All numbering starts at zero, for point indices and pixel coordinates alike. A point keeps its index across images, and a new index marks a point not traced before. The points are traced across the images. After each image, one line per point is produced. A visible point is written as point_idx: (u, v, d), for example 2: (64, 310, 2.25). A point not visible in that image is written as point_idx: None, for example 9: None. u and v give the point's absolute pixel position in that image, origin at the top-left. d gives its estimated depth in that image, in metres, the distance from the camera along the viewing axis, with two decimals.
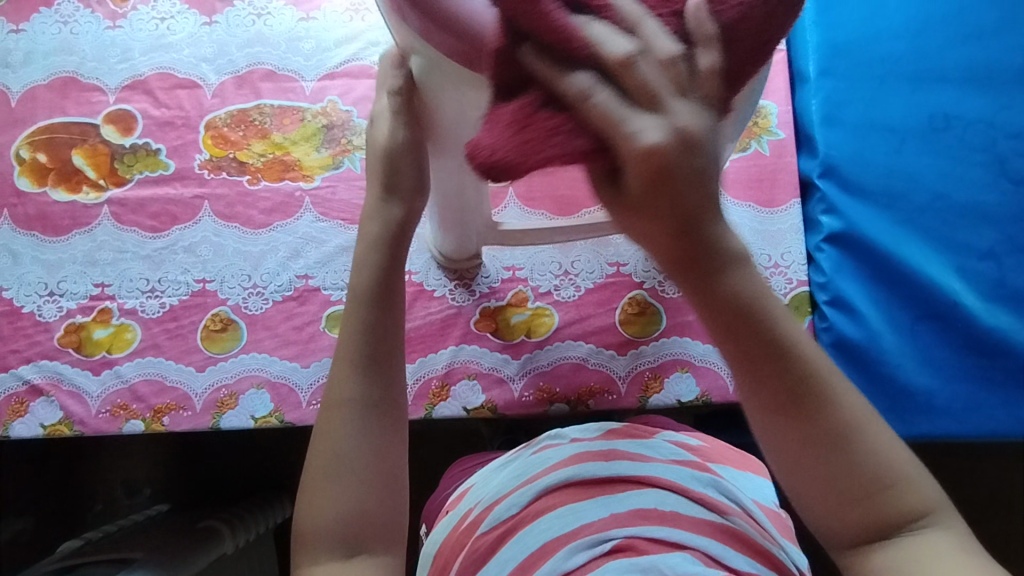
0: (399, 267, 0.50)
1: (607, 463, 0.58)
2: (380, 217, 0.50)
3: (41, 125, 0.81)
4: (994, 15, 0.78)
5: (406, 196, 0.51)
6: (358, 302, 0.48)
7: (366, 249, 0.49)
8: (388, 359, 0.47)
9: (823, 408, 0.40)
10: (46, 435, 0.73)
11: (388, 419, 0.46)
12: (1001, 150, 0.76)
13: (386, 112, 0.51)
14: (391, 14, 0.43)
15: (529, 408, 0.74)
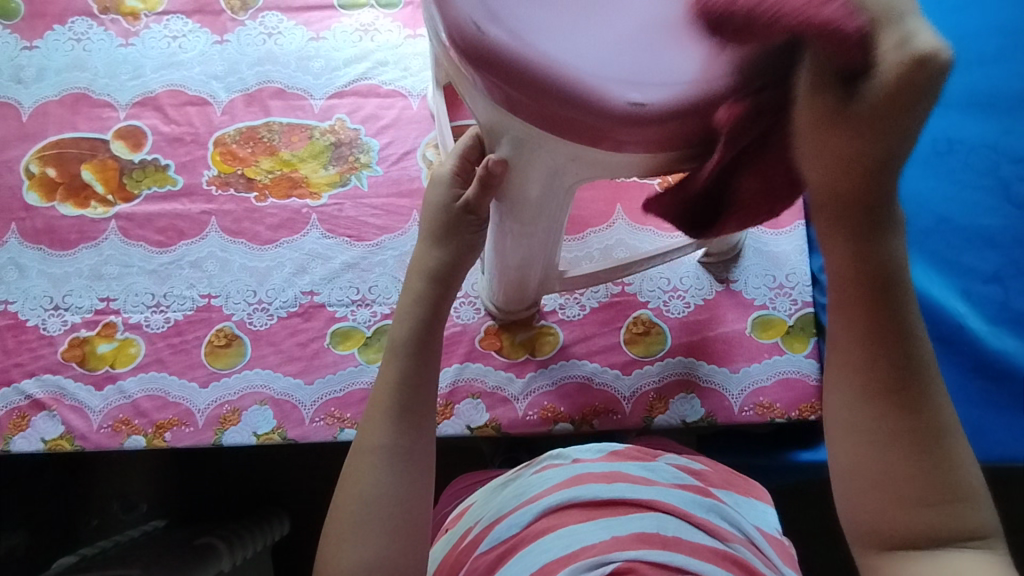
0: (440, 321, 0.54)
1: (608, 485, 0.57)
2: (431, 264, 0.54)
3: (52, 140, 0.81)
4: (994, 43, 0.79)
5: (461, 247, 0.54)
6: (397, 355, 0.52)
7: (412, 300, 0.54)
8: (421, 410, 0.51)
9: (925, 418, 0.40)
10: (46, 450, 0.72)
11: (416, 467, 0.49)
12: (1005, 174, 0.76)
13: (447, 176, 0.53)
14: (474, 95, 0.42)
15: (533, 427, 0.74)
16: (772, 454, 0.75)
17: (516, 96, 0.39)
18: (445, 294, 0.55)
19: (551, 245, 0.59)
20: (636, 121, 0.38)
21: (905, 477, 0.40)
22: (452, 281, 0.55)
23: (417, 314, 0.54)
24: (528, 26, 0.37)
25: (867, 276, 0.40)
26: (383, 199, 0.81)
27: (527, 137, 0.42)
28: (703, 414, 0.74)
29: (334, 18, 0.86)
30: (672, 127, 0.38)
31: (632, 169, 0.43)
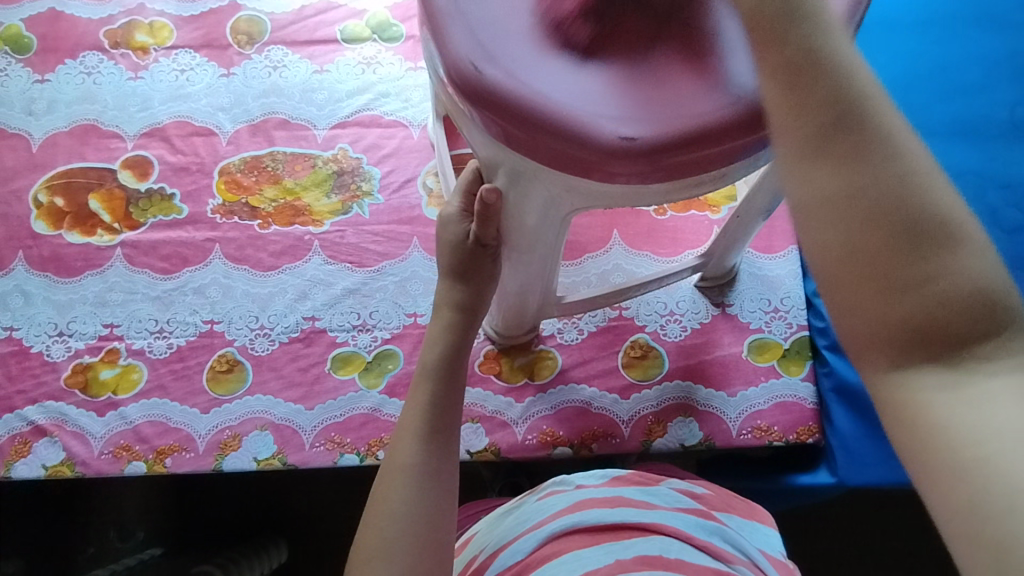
0: (466, 349, 0.56)
1: (612, 509, 0.58)
2: (450, 301, 0.56)
3: (61, 170, 0.83)
4: (977, 74, 0.83)
5: (473, 282, 0.56)
6: (428, 378, 0.53)
7: (441, 328, 0.56)
8: (448, 432, 0.52)
9: (945, 242, 0.30)
10: (47, 476, 0.73)
11: (443, 488, 0.50)
12: (993, 200, 0.78)
13: (455, 212, 0.55)
14: (472, 131, 0.44)
15: (532, 451, 0.74)
16: (771, 478, 0.76)
17: (515, 133, 0.41)
18: (468, 325, 0.56)
19: (553, 271, 0.60)
20: (626, 154, 0.40)
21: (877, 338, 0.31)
22: (477, 315, 0.56)
23: (446, 340, 0.55)
24: (522, 66, 0.41)
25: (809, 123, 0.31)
26: (383, 226, 0.82)
27: (523, 170, 0.44)
28: (701, 438, 0.74)
29: (338, 51, 0.88)
30: (662, 160, 0.41)
31: (628, 199, 0.45)
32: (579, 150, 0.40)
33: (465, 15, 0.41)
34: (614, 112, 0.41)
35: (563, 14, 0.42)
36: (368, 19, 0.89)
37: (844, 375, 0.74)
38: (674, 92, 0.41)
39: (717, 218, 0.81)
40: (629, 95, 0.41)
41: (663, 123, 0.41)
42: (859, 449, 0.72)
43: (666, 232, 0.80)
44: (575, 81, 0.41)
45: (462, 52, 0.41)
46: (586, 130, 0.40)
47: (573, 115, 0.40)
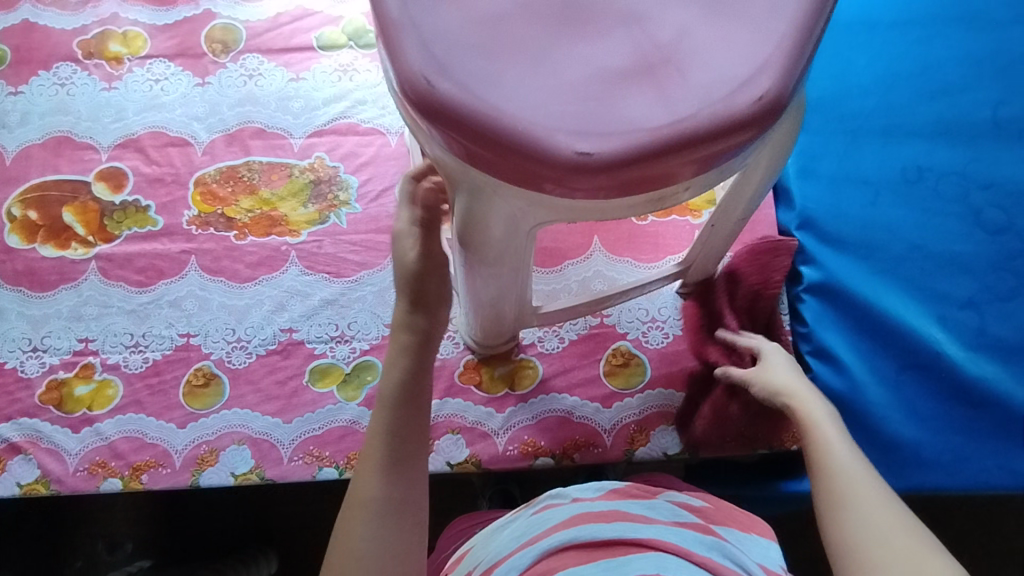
0: (427, 372, 0.54)
1: (608, 523, 0.56)
2: (407, 328, 0.55)
3: (34, 182, 0.82)
4: (959, 73, 0.82)
5: (431, 307, 0.55)
6: (387, 407, 0.52)
7: (398, 352, 0.55)
8: (410, 462, 0.51)
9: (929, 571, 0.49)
10: (22, 495, 0.72)
11: (409, 520, 0.49)
12: (975, 201, 0.77)
13: (407, 229, 0.56)
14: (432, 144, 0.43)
15: (513, 462, 0.73)
16: (759, 485, 0.74)
17: (475, 150, 0.40)
18: (424, 356, 0.54)
19: (523, 281, 0.59)
20: (584, 171, 0.39)
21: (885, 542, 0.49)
22: (434, 341, 0.55)
23: (405, 365, 0.54)
24: (476, 78, 0.40)
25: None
26: (362, 236, 0.81)
27: (482, 186, 0.43)
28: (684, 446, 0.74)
29: (314, 59, 0.87)
30: (625, 172, 0.40)
31: (594, 212, 0.44)
32: (542, 170, 0.39)
33: (414, 24, 0.40)
34: (572, 125, 0.39)
35: (519, 21, 0.41)
36: (344, 25, 0.88)
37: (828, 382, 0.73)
38: (634, 101, 0.39)
39: (698, 223, 0.80)
40: (586, 106, 0.39)
41: (622, 141, 0.39)
42: None
43: (647, 238, 0.79)
44: (529, 90, 0.39)
45: (413, 66, 0.40)
46: (539, 143, 0.39)
47: (533, 129, 0.39)
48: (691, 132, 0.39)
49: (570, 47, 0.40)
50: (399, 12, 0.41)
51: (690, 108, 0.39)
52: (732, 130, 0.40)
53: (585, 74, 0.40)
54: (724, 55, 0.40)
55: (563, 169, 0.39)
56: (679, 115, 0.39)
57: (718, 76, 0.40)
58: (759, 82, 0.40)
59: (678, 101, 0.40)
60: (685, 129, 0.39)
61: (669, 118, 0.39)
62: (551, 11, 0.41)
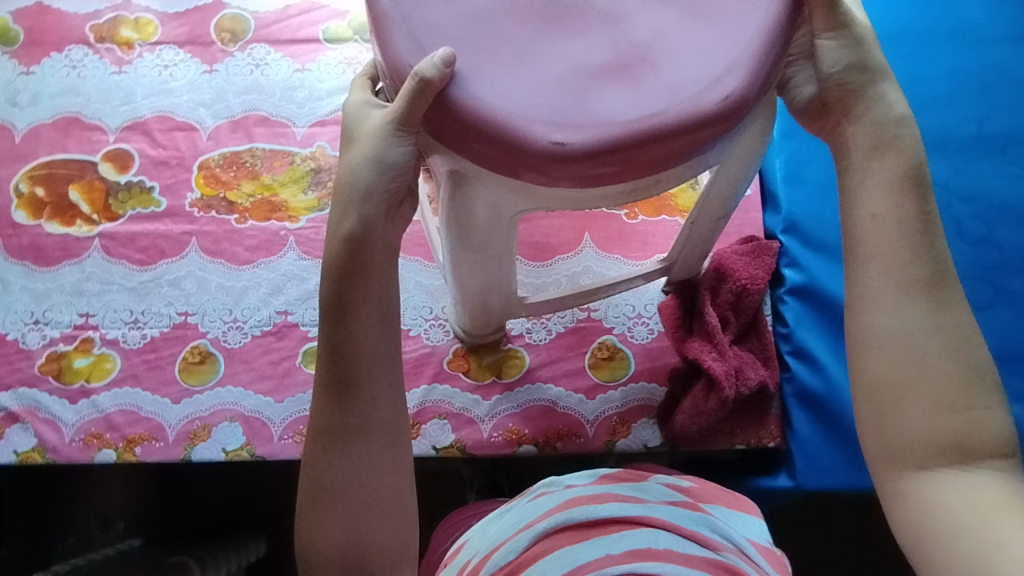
0: (362, 274, 0.48)
1: (600, 504, 0.58)
2: (340, 231, 0.48)
3: (43, 160, 0.85)
4: (947, 88, 0.84)
5: (375, 198, 0.47)
6: (326, 325, 0.49)
7: (330, 263, 0.48)
8: (358, 382, 0.48)
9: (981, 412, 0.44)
10: (18, 462, 0.74)
11: (372, 441, 0.49)
12: (957, 213, 0.79)
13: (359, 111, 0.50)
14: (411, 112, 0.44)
15: (497, 448, 0.76)
16: (738, 481, 0.76)
17: (459, 141, 0.44)
18: (359, 256, 0.48)
19: (506, 270, 0.61)
20: (561, 160, 0.42)
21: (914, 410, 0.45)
22: (370, 244, 0.48)
23: (333, 279, 0.48)
24: (464, 74, 0.43)
25: (929, 251, 0.47)
26: None
27: (465, 173, 0.46)
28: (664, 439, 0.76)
29: (320, 51, 0.90)
30: (602, 157, 0.43)
31: (577, 203, 0.46)
32: (522, 154, 0.43)
33: (406, 19, 0.45)
34: (551, 118, 0.43)
35: (506, 21, 0.45)
36: (350, 20, 0.91)
37: (806, 382, 0.75)
38: (608, 97, 0.43)
39: None
40: (563, 102, 0.43)
41: (594, 133, 0.42)
42: (818, 454, 0.73)
43: (636, 236, 0.81)
44: (511, 86, 0.43)
45: (405, 57, 0.44)
46: (517, 133, 0.43)
47: (513, 120, 0.43)
48: (664, 125, 0.43)
49: (551, 47, 0.44)
50: (393, 9, 0.45)
51: (661, 105, 0.43)
52: (701, 124, 0.43)
53: (564, 72, 0.44)
54: (693, 57, 0.44)
55: (540, 154, 0.42)
56: (651, 111, 0.43)
57: (690, 77, 0.44)
58: (727, 82, 0.44)
59: (651, 98, 0.43)
60: (654, 124, 0.43)
61: (639, 114, 0.43)
62: (535, 14, 0.45)
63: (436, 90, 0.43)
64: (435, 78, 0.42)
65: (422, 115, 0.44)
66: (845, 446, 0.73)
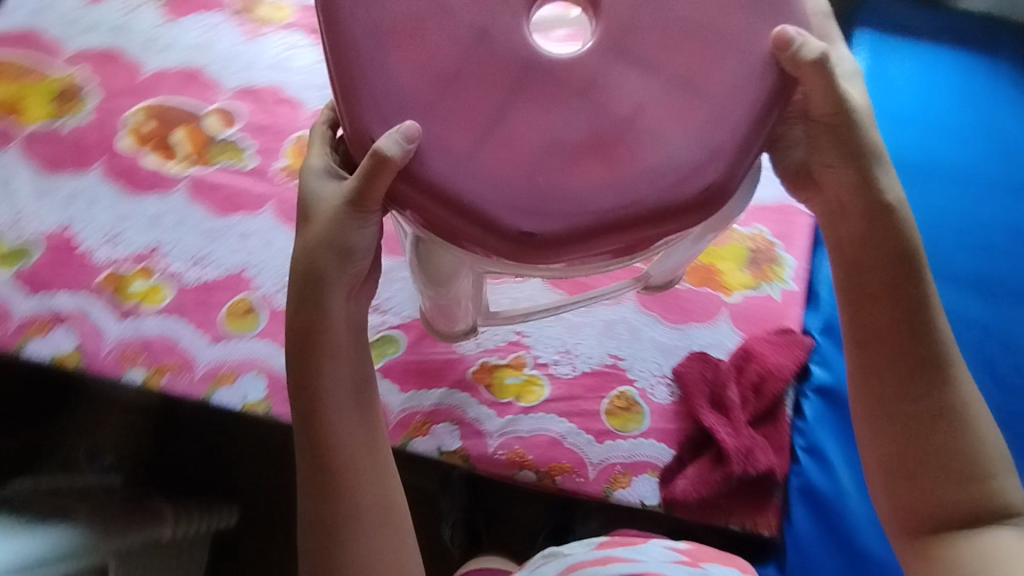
0: (321, 330, 0.59)
1: (603, 564, 0.60)
2: (298, 308, 0.59)
3: (158, 99, 0.92)
4: (1001, 240, 0.89)
5: (334, 275, 0.58)
6: (300, 376, 0.59)
7: (292, 329, 0.60)
8: (335, 415, 0.59)
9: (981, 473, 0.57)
10: (54, 361, 0.78)
11: (360, 455, 0.59)
12: (992, 356, 0.82)
13: (318, 188, 0.59)
14: (371, 184, 0.52)
15: (498, 467, 0.77)
16: None
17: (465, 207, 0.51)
18: (314, 325, 0.59)
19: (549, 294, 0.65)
20: (534, 248, 0.51)
21: (917, 461, 0.58)
22: (326, 309, 0.59)
23: (296, 340, 0.60)
24: (465, 158, 0.51)
25: (917, 333, 0.59)
26: None
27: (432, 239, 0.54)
28: (662, 501, 0.76)
29: None
30: (572, 244, 0.51)
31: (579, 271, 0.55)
32: (494, 243, 0.51)
33: (377, 84, 0.52)
34: (529, 208, 0.51)
35: (477, 78, 0.52)
36: None
37: (813, 479, 0.76)
38: (579, 179, 0.51)
39: (728, 300, 0.84)
40: (535, 196, 0.51)
41: (569, 224, 0.51)
42: (812, 553, 0.74)
43: (676, 301, 0.85)
44: (498, 180, 0.51)
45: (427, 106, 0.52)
46: (493, 220, 0.51)
47: (493, 210, 0.51)
48: (627, 217, 0.51)
49: (525, 123, 0.52)
50: (363, 78, 0.52)
51: (630, 200, 0.51)
52: (664, 218, 0.52)
53: (535, 151, 0.51)
54: (668, 151, 0.52)
55: (513, 244, 0.51)
56: (619, 205, 0.51)
57: (669, 168, 0.52)
58: (707, 170, 0.52)
59: (624, 186, 0.51)
60: (630, 212, 0.51)
61: (614, 200, 0.51)
62: (517, 76, 0.52)
63: (395, 168, 0.50)
64: (395, 159, 0.50)
65: (383, 188, 0.52)
66: (839, 552, 0.74)
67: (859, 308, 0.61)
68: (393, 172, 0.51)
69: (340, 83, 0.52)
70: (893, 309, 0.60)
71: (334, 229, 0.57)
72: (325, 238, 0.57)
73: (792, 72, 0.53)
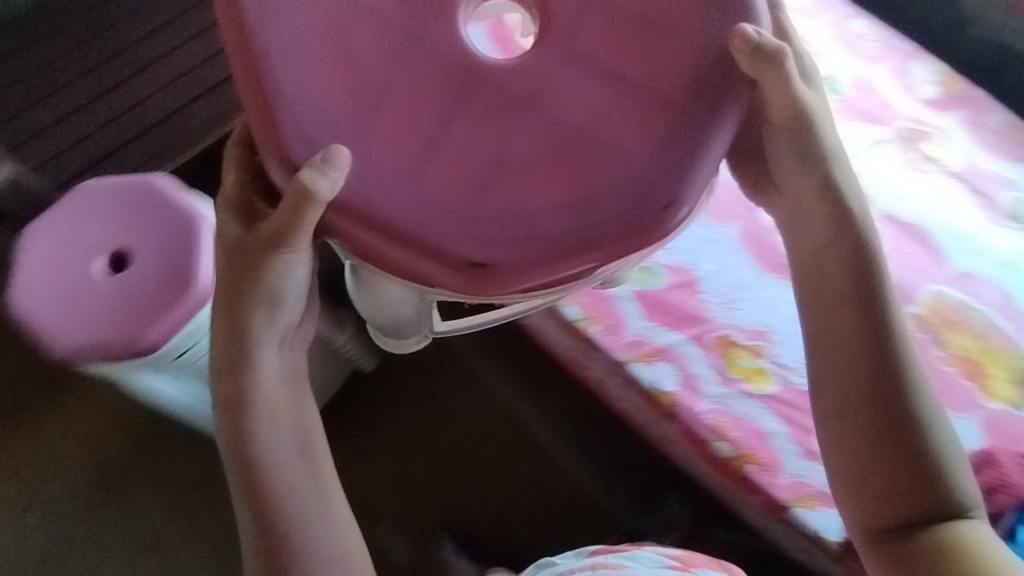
0: (247, 365, 0.41)
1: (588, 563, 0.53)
2: (218, 362, 0.42)
3: None
4: None
5: (248, 307, 0.40)
6: (225, 426, 0.42)
7: (219, 350, 0.42)
8: (271, 474, 0.42)
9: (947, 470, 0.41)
10: None
11: (322, 531, 0.43)
12: None
13: (230, 209, 0.40)
14: (294, 218, 0.35)
15: (704, 444, 0.63)
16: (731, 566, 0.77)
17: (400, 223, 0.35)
18: (234, 369, 0.42)
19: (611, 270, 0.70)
20: (485, 284, 0.35)
21: (894, 477, 0.41)
22: (244, 329, 0.41)
23: (223, 380, 0.42)
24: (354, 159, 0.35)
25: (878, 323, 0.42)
26: None
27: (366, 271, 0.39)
28: (843, 543, 0.60)
29: None
30: (526, 275, 0.35)
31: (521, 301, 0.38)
32: (438, 272, 0.35)
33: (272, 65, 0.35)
34: (478, 229, 0.35)
35: (397, 73, 0.35)
36: None
37: None
38: (540, 189, 0.35)
39: None
40: (476, 213, 0.35)
41: (526, 247, 0.35)
42: None
43: None
44: (411, 191, 0.35)
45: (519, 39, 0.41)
46: (434, 254, 0.35)
47: (420, 241, 0.35)
48: (596, 234, 0.35)
49: (464, 127, 0.35)
50: (262, 57, 0.35)
51: (592, 222, 0.35)
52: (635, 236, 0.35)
53: (471, 160, 0.35)
54: (622, 160, 0.36)
55: (461, 276, 0.35)
56: (585, 226, 0.35)
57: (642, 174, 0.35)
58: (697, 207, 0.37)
59: (591, 208, 0.35)
60: (593, 223, 0.35)
61: (580, 221, 0.35)
62: (456, 82, 0.35)
63: (322, 202, 0.34)
64: (324, 193, 0.33)
65: (311, 225, 0.35)
66: None
67: (816, 326, 0.44)
68: (322, 208, 0.34)
69: (238, 55, 0.36)
70: (829, 311, 0.43)
71: (231, 284, 0.40)
72: (226, 295, 0.40)
73: (755, 78, 0.36)
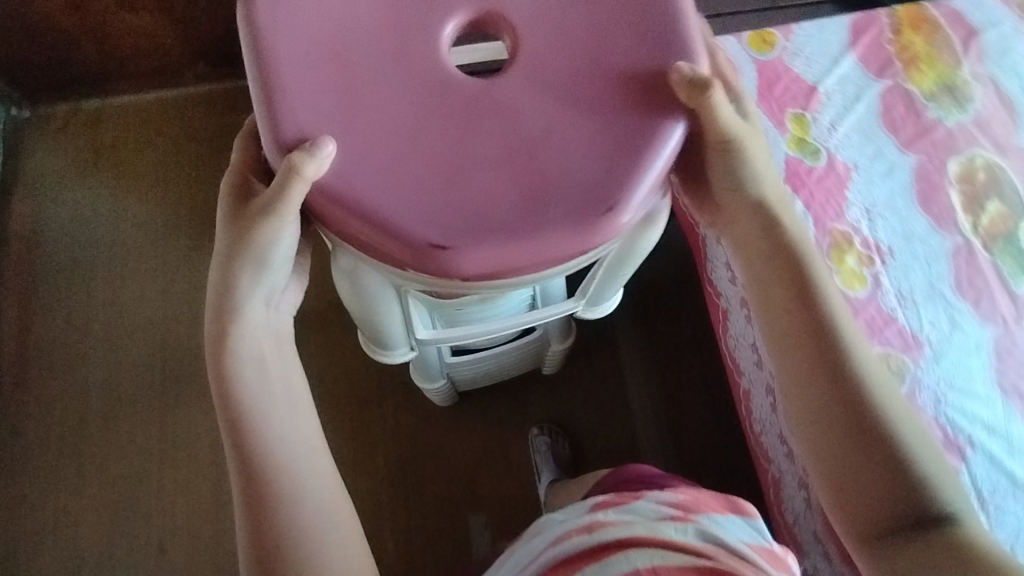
0: (241, 310, 0.40)
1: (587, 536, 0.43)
2: (215, 304, 0.40)
3: None
4: None
5: (243, 255, 0.39)
6: (215, 370, 0.40)
7: (217, 293, 0.40)
8: (260, 422, 0.40)
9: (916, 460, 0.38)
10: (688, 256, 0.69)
11: (306, 482, 0.40)
12: None
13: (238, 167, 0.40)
14: (278, 189, 0.35)
15: None
16: None
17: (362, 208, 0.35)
18: (228, 317, 0.40)
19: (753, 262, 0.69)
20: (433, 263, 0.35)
21: (855, 459, 0.38)
22: (238, 277, 0.39)
23: (216, 323, 0.40)
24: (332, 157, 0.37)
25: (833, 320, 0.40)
26: None
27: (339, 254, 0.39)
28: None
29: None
30: (474, 255, 0.35)
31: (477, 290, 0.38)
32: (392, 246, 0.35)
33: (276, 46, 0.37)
34: (434, 209, 0.35)
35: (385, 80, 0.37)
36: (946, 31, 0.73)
37: None
38: (497, 180, 0.36)
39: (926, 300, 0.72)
40: (438, 196, 0.36)
41: (483, 226, 0.35)
42: None
43: None
44: (375, 178, 0.36)
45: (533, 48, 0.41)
46: (387, 234, 0.35)
47: (374, 222, 0.35)
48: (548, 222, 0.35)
49: (441, 129, 0.36)
50: (268, 44, 0.37)
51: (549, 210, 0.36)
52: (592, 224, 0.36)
53: (436, 158, 0.36)
54: (587, 152, 0.36)
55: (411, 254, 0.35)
56: (538, 213, 0.36)
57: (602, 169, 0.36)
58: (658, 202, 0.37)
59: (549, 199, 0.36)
60: (542, 220, 0.35)
61: (534, 210, 0.36)
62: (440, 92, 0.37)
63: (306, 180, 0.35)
64: (307, 171, 0.34)
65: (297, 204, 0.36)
66: None
67: (766, 327, 0.42)
68: (305, 188, 0.35)
69: (246, 28, 0.38)
70: (779, 316, 0.41)
71: (228, 239, 0.39)
72: (223, 252, 0.39)
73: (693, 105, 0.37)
